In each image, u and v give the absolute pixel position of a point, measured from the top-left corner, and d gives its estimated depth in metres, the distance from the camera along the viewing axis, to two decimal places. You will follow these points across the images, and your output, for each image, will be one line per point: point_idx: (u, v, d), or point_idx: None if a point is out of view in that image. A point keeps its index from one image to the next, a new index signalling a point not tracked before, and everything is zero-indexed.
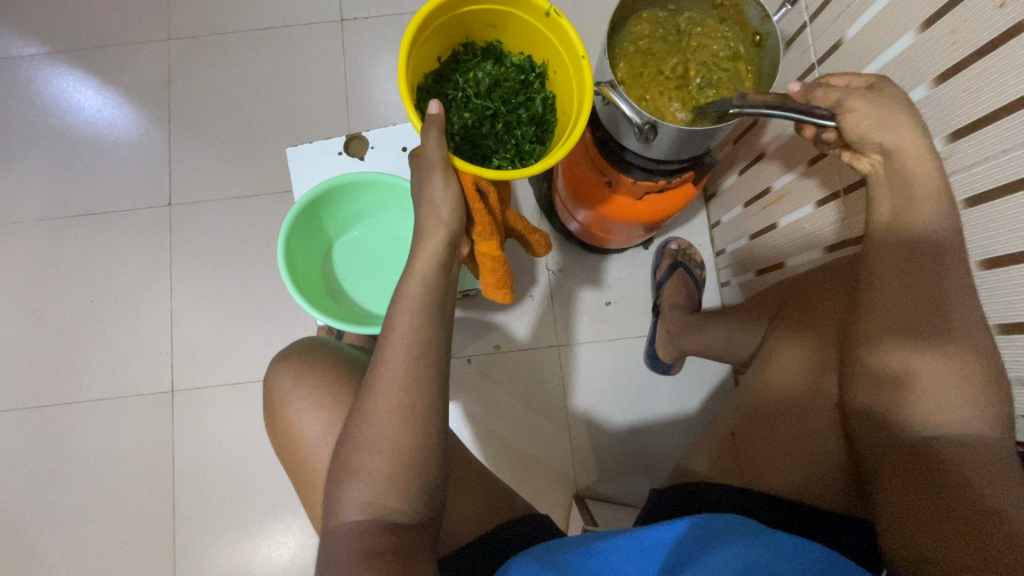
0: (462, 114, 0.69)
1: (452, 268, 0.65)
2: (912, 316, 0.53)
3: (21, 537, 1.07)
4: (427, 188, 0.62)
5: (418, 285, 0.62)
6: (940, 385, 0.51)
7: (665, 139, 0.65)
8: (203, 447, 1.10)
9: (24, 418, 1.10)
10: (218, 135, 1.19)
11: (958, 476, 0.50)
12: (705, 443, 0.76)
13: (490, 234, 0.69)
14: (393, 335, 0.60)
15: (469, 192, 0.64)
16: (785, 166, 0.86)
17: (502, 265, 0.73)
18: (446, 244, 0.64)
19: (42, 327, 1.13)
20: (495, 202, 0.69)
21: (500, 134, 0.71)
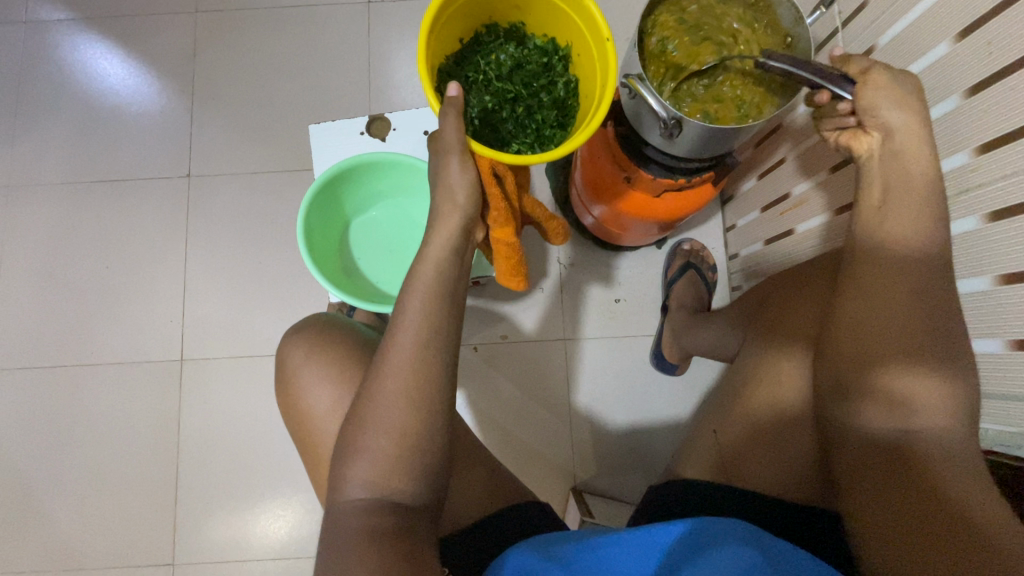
0: (484, 98, 0.69)
1: (467, 254, 0.66)
2: (906, 334, 0.52)
3: (27, 493, 1.09)
4: (445, 172, 0.63)
5: (431, 269, 0.62)
6: (930, 399, 0.51)
7: (689, 134, 0.64)
8: (209, 418, 1.11)
9: (35, 378, 1.12)
10: (239, 110, 1.20)
11: (933, 491, 0.50)
12: (695, 450, 0.75)
13: (506, 221, 0.70)
14: (405, 317, 0.61)
15: (487, 176, 0.66)
16: (806, 171, 0.85)
17: (516, 251, 0.74)
18: (461, 230, 0.64)
19: (57, 289, 1.15)
20: (510, 189, 0.69)
21: (519, 121, 0.71)
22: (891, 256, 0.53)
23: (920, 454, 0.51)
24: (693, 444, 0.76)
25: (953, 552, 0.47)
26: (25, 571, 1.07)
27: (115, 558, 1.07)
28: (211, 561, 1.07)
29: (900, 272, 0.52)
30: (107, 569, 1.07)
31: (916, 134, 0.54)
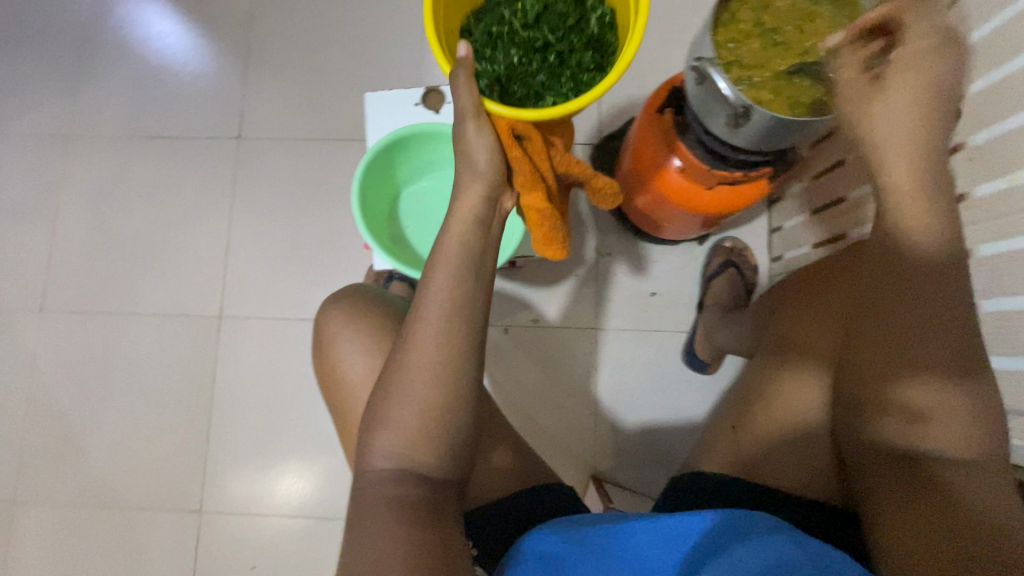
0: (508, 51, 0.68)
1: (494, 226, 0.63)
2: (922, 349, 0.49)
3: (69, 431, 1.14)
4: (466, 141, 0.62)
5: (455, 241, 0.60)
6: (945, 416, 0.49)
7: (756, 124, 0.64)
8: (242, 375, 1.14)
9: (82, 321, 1.16)
10: (292, 76, 1.21)
11: (952, 509, 0.48)
12: (716, 448, 0.74)
13: (534, 187, 0.65)
14: (428, 290, 0.59)
15: (506, 141, 0.63)
16: (867, 175, 0.83)
17: (551, 219, 0.69)
18: (485, 198, 0.62)
19: (107, 238, 1.19)
20: (538, 151, 0.65)
21: (552, 64, 0.69)
22: (902, 266, 0.50)
23: (932, 464, 0.50)
24: (711, 439, 0.76)
25: (968, 557, 0.45)
26: (61, 503, 1.12)
27: (145, 500, 1.12)
28: (234, 512, 1.11)
29: (916, 280, 0.50)
30: (137, 509, 1.11)
31: (907, 148, 0.48)
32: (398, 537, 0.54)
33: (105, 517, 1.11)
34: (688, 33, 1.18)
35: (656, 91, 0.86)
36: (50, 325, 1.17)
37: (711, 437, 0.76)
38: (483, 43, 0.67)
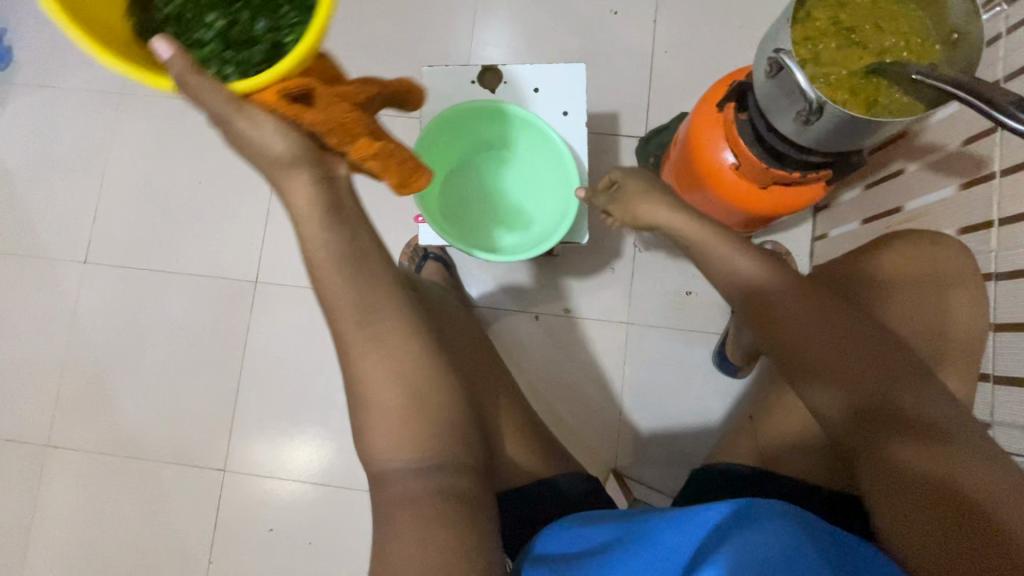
0: (208, 18, 0.51)
1: (349, 208, 0.57)
2: (853, 360, 0.56)
3: (103, 382, 1.17)
4: (242, 138, 0.52)
5: (320, 240, 0.56)
6: (900, 406, 0.54)
7: (826, 123, 0.62)
8: (273, 341, 1.16)
9: (123, 277, 1.19)
10: (341, 49, 1.21)
11: (935, 482, 0.51)
12: (735, 443, 0.75)
13: (353, 133, 0.54)
14: (326, 292, 0.57)
15: (284, 107, 0.50)
16: (929, 185, 0.80)
17: (398, 158, 0.58)
18: (318, 183, 0.54)
19: (151, 197, 1.21)
20: (327, 96, 0.51)
21: (261, 5, 0.51)
22: (789, 298, 0.59)
23: (901, 460, 0.53)
24: (730, 436, 0.77)
25: (973, 540, 0.48)
26: (92, 451, 1.15)
27: (172, 455, 1.14)
28: (257, 473, 1.13)
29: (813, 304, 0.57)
30: (164, 463, 1.14)
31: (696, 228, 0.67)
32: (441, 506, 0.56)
33: (133, 468, 1.14)
34: (747, 30, 1.15)
35: (719, 84, 0.84)
36: (92, 277, 1.19)
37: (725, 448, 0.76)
38: (180, 19, 0.52)
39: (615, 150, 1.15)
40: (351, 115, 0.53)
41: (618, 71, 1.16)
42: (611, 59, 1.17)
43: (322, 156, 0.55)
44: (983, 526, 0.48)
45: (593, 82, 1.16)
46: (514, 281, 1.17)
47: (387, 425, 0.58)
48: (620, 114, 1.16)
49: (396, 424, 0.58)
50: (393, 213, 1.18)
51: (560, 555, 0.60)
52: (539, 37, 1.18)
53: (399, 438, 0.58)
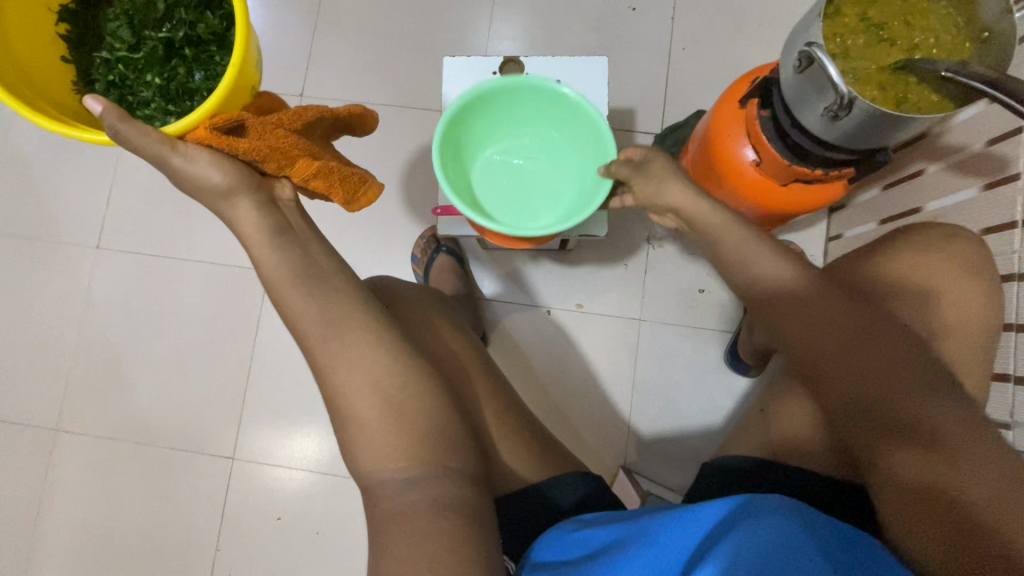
0: (147, 78, 0.64)
1: (296, 224, 0.66)
2: (867, 366, 0.56)
3: (114, 367, 1.17)
4: (181, 173, 0.60)
5: (271, 260, 0.63)
6: (913, 414, 0.54)
7: (854, 119, 0.62)
8: (283, 331, 1.16)
9: (135, 262, 1.19)
10: (358, 40, 1.21)
11: (945, 494, 0.51)
12: (746, 434, 0.75)
13: (290, 157, 0.65)
14: (285, 308, 0.63)
15: (220, 142, 0.60)
16: (951, 185, 0.80)
17: (333, 170, 0.69)
18: (261, 207, 0.64)
19: (164, 183, 1.20)
20: (259, 127, 0.62)
21: (193, 58, 0.64)
22: (807, 298, 0.60)
23: (912, 467, 0.54)
24: (741, 428, 0.77)
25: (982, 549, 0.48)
26: (100, 434, 1.15)
27: (181, 441, 1.14)
28: (265, 462, 1.13)
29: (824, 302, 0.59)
30: (172, 448, 1.14)
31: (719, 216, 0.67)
32: (435, 516, 0.59)
33: (141, 453, 1.14)
34: (767, 30, 1.15)
35: (740, 80, 0.83)
36: (104, 261, 1.19)
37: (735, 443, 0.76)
38: (122, 83, 0.64)
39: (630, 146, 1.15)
40: (284, 141, 0.64)
41: (635, 68, 1.16)
42: (628, 55, 1.16)
43: (260, 179, 0.65)
44: (985, 530, 0.48)
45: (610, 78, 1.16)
46: (527, 275, 1.16)
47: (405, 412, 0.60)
48: (636, 111, 1.15)
49: (387, 434, 0.62)
50: (406, 206, 1.18)
51: (565, 560, 0.61)
52: (558, 32, 1.18)
53: (384, 452, 0.62)
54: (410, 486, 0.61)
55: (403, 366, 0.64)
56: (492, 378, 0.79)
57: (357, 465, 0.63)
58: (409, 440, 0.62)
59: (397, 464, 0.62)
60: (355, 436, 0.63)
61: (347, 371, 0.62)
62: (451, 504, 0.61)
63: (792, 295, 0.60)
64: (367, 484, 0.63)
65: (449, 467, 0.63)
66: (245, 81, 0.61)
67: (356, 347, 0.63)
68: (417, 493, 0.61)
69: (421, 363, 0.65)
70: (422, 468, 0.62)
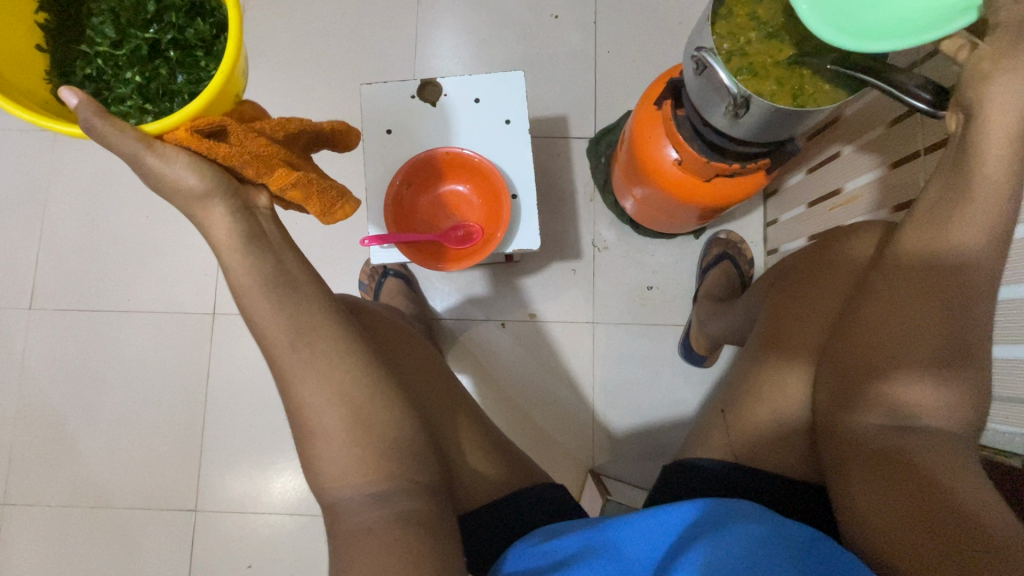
0: (126, 76, 0.55)
1: (271, 233, 0.59)
2: (908, 346, 0.54)
3: (61, 431, 1.12)
4: (155, 175, 0.52)
5: (242, 267, 0.57)
6: (929, 405, 0.53)
7: (754, 117, 0.64)
8: (236, 373, 1.13)
9: (73, 320, 1.15)
10: (285, 70, 1.19)
11: (923, 482, 0.49)
12: (708, 433, 0.74)
13: (269, 164, 0.57)
14: (254, 317, 0.58)
15: (200, 143, 0.51)
16: (864, 166, 0.83)
17: (315, 182, 0.61)
18: (236, 213, 0.56)
19: (98, 235, 1.16)
20: (242, 132, 0.53)
21: (178, 60, 0.55)
22: (916, 262, 0.55)
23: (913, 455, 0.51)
24: (703, 428, 0.76)
25: (941, 535, 0.45)
26: (53, 504, 1.10)
27: (139, 499, 1.10)
28: (229, 510, 1.10)
29: (926, 284, 0.54)
30: (131, 508, 1.10)
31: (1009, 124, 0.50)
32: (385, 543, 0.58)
33: (99, 518, 1.10)
34: (687, 27, 1.17)
35: (656, 82, 0.85)
36: (39, 323, 1.15)
37: (703, 429, 0.76)
38: (100, 76, 0.55)
39: (566, 153, 1.16)
40: (266, 147, 0.56)
41: (564, 74, 1.17)
42: (555, 63, 1.18)
43: (237, 186, 0.57)
44: (948, 518, 0.46)
45: (540, 87, 1.17)
46: (476, 293, 1.16)
47: (336, 450, 0.58)
48: (569, 116, 1.17)
49: (349, 450, 0.58)
50: (350, 233, 1.17)
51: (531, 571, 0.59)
52: (484, 46, 1.18)
53: (345, 471, 0.58)
54: (373, 501, 0.57)
55: (360, 381, 0.60)
56: (452, 391, 0.77)
57: (323, 480, 0.59)
58: (374, 446, 0.58)
59: (363, 478, 0.58)
60: (320, 451, 0.59)
61: (316, 382, 0.58)
62: (418, 518, 0.57)
63: (910, 263, 0.56)
64: (330, 502, 0.59)
65: (416, 483, 0.59)
66: (231, 89, 0.53)
67: (320, 362, 0.59)
68: (381, 509, 0.56)
69: (378, 376, 0.61)
70: (388, 483, 0.58)
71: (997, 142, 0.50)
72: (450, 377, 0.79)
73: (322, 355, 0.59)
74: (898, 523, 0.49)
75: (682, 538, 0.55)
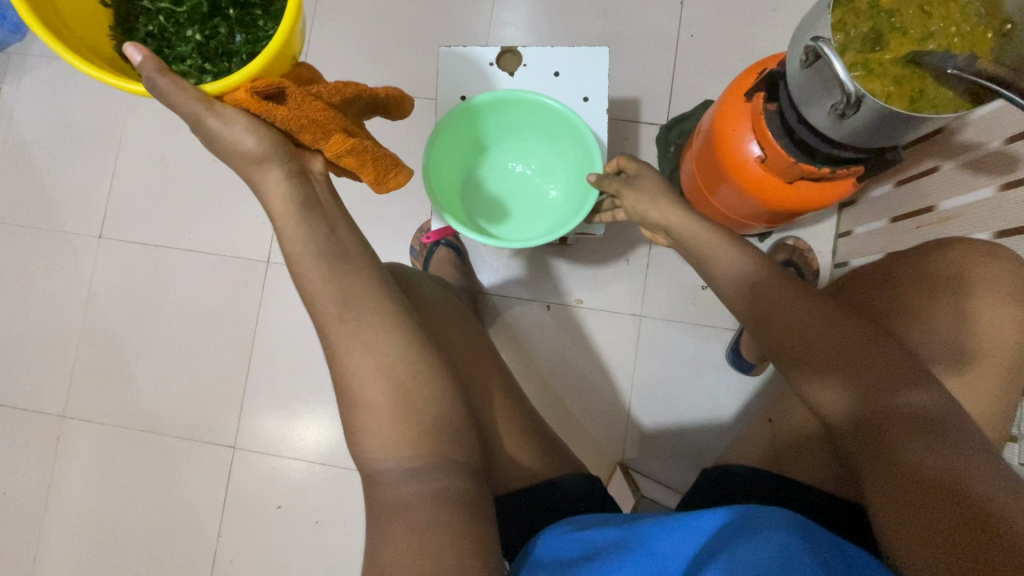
0: (186, 34, 0.56)
1: (324, 200, 0.61)
2: (880, 360, 0.58)
3: (119, 356, 1.18)
4: (215, 135, 0.54)
5: (296, 233, 0.58)
6: (931, 411, 0.55)
7: (861, 119, 0.60)
8: (283, 323, 1.16)
9: (137, 253, 1.19)
10: (359, 27, 1.18)
11: (950, 488, 0.51)
12: (749, 441, 0.74)
13: (325, 131, 0.58)
14: (306, 282, 0.59)
15: (259, 106, 0.53)
16: (969, 184, 0.76)
17: (368, 150, 0.61)
18: (292, 178, 0.58)
19: (166, 174, 1.20)
20: (300, 96, 0.55)
21: (237, 19, 0.57)
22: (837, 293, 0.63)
23: (938, 462, 0.52)
24: (746, 437, 0.76)
25: (969, 532, 0.48)
26: (106, 423, 1.17)
27: (186, 430, 1.16)
28: (266, 452, 1.14)
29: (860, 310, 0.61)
30: (177, 438, 1.16)
31: (681, 217, 0.74)
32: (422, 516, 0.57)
33: (146, 442, 1.16)
34: (781, 17, 1.10)
35: (747, 73, 0.80)
36: (106, 253, 1.20)
37: (742, 442, 0.75)
38: (161, 34, 0.56)
39: (635, 140, 1.12)
40: (323, 113, 0.56)
41: (643, 57, 1.12)
42: (635, 44, 1.13)
43: (293, 151, 0.59)
44: (976, 518, 0.48)
45: (614, 68, 1.13)
46: (523, 273, 1.15)
47: (382, 420, 0.58)
48: (642, 100, 1.12)
49: (395, 421, 0.58)
50: (406, 199, 1.17)
51: (563, 560, 0.58)
52: (561, 19, 1.14)
53: (389, 440, 0.58)
54: (414, 473, 0.57)
55: (412, 352, 0.60)
56: (497, 370, 0.76)
57: (368, 444, 0.59)
58: (421, 416, 0.58)
59: (408, 445, 0.58)
60: (366, 417, 0.58)
61: (375, 344, 0.59)
62: (455, 498, 0.56)
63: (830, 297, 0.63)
64: (373, 468, 0.59)
65: (460, 459, 0.59)
66: (289, 51, 0.53)
67: (373, 330, 0.59)
68: (420, 484, 0.56)
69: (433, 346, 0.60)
70: (430, 457, 0.58)
71: (688, 225, 0.73)
72: (496, 354, 0.79)
73: (379, 321, 0.59)
74: (917, 532, 0.50)
75: (717, 539, 0.53)
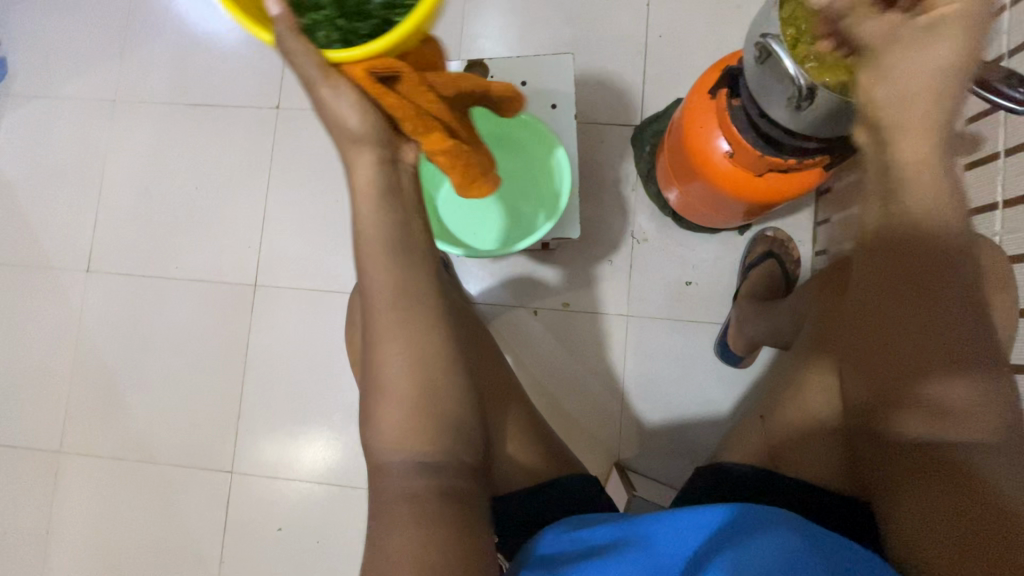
0: None
1: (406, 189, 0.61)
2: (923, 338, 0.49)
3: (112, 387, 1.19)
4: (324, 105, 0.53)
5: (372, 217, 0.59)
6: (964, 402, 0.48)
7: (817, 111, 0.61)
8: (274, 344, 1.17)
9: (125, 284, 1.20)
10: None
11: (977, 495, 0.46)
12: (743, 435, 0.74)
13: (426, 125, 0.54)
14: (364, 272, 0.60)
15: (368, 87, 0.51)
16: None
17: (463, 155, 0.57)
18: (381, 165, 0.58)
19: (150, 204, 1.21)
20: (414, 85, 0.51)
21: None
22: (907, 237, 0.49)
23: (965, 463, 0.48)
24: (737, 431, 0.76)
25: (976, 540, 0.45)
26: (104, 456, 1.17)
27: (183, 457, 1.16)
28: (264, 475, 1.15)
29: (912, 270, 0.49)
30: (174, 465, 1.16)
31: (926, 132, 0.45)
32: None
33: (145, 472, 1.16)
34: (745, 13, 1.12)
35: (710, 70, 0.82)
36: (94, 286, 1.21)
37: (736, 434, 0.76)
38: None
39: (610, 142, 1.13)
40: (430, 107, 0.53)
41: (613, 60, 1.14)
42: (604, 48, 1.14)
43: (391, 136, 0.58)
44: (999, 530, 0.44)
45: (585, 73, 1.14)
46: (509, 279, 1.16)
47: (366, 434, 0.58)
48: (615, 102, 1.13)
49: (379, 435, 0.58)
50: None
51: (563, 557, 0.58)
52: (530, 28, 1.16)
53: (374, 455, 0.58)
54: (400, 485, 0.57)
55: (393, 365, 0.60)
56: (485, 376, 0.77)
57: None
58: (405, 429, 0.58)
59: (393, 459, 0.58)
60: None
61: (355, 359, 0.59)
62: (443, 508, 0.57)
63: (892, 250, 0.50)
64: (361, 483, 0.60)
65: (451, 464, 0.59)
66: (422, 33, 0.49)
67: None
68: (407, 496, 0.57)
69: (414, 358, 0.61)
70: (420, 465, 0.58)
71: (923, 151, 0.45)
72: None
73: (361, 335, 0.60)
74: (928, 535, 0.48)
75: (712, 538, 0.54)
